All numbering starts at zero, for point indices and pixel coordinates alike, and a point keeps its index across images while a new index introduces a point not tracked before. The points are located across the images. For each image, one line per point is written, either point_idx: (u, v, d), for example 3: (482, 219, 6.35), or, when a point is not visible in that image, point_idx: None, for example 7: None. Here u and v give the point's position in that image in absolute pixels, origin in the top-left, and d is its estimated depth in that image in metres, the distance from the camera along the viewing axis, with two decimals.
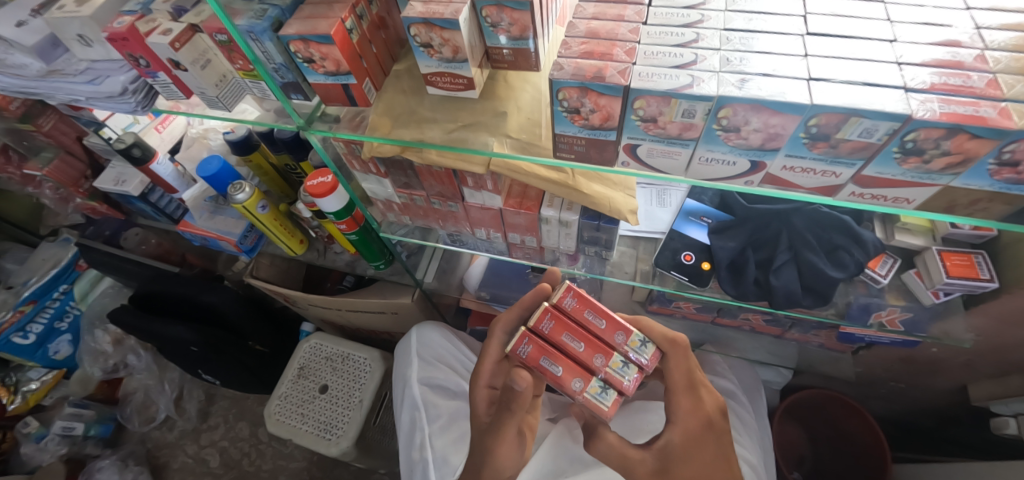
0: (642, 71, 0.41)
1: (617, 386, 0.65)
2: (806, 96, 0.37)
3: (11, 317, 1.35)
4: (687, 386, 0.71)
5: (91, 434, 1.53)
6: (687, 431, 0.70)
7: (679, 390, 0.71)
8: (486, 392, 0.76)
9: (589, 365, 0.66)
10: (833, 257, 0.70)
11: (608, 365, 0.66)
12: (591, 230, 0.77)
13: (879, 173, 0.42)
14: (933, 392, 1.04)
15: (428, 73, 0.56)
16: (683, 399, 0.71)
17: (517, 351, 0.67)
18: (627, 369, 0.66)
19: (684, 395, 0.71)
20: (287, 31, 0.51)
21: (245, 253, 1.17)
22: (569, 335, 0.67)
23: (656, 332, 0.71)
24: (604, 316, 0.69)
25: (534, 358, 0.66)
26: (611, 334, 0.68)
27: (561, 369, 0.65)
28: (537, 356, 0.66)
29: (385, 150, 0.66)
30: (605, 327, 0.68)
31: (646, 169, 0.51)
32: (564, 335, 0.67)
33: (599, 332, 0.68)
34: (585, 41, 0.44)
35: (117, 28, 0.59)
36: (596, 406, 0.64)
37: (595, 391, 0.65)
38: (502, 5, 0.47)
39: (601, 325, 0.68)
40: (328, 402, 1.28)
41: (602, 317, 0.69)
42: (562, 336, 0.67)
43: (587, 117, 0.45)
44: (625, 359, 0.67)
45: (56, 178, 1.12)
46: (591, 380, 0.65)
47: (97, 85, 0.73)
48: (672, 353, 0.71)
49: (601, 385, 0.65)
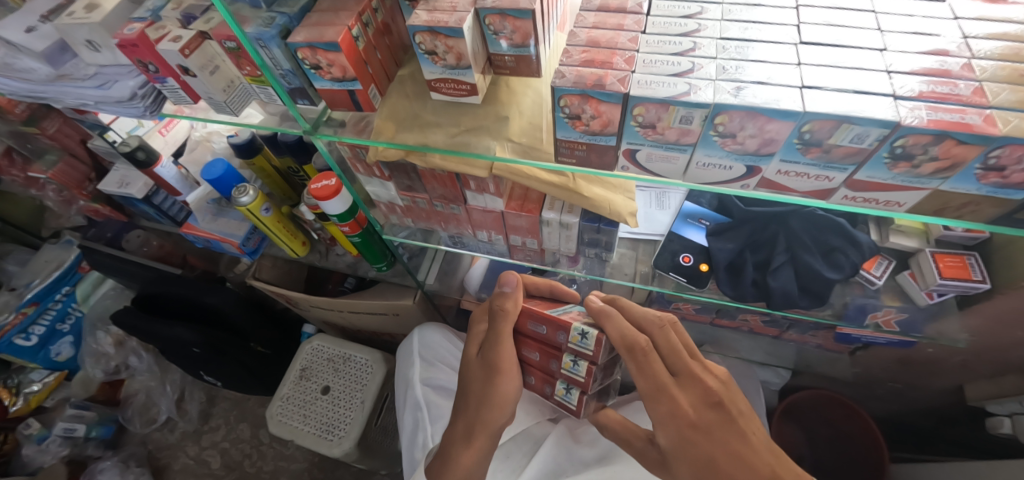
0: (641, 79, 0.42)
1: (576, 383, 0.70)
2: (799, 104, 0.39)
3: (12, 320, 1.34)
4: (656, 390, 0.61)
5: (92, 436, 1.55)
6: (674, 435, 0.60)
7: (646, 396, 0.62)
8: (483, 331, 0.82)
9: (550, 371, 0.75)
10: (829, 259, 0.72)
11: (562, 367, 0.71)
12: (592, 232, 0.78)
13: (871, 177, 0.43)
14: (931, 392, 1.05)
15: (431, 79, 0.57)
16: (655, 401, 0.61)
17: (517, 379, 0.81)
18: (579, 367, 0.68)
19: (653, 402, 0.61)
20: (296, 39, 0.52)
21: (249, 255, 1.19)
22: (527, 349, 0.76)
23: (611, 332, 0.65)
24: (544, 322, 0.72)
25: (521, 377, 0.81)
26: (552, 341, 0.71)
27: (534, 379, 0.78)
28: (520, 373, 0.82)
29: (389, 154, 0.68)
30: (547, 332, 0.72)
31: (646, 174, 0.52)
32: (525, 351, 0.77)
33: (545, 337, 0.73)
34: (586, 50, 0.45)
35: (128, 34, 0.61)
36: (568, 403, 0.73)
37: (562, 393, 0.73)
38: (504, 13, 0.49)
39: (544, 332, 0.72)
40: (330, 404, 1.29)
41: (543, 323, 0.72)
42: (524, 352, 0.77)
43: (588, 123, 0.46)
44: (573, 357, 0.69)
45: (60, 181, 1.13)
46: (556, 384, 0.73)
47: (105, 90, 0.74)
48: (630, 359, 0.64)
49: (564, 386, 0.72)
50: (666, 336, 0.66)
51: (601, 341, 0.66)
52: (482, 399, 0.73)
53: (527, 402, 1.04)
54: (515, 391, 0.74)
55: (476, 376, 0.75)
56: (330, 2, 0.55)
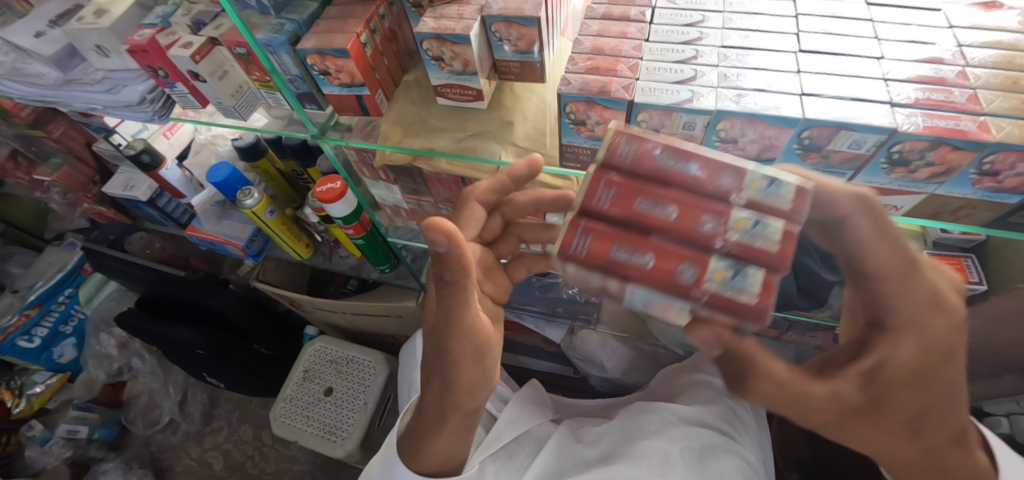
0: (644, 87, 0.43)
1: (752, 256, 0.39)
2: (799, 111, 0.40)
3: (16, 321, 1.35)
4: (913, 272, 0.42)
5: (96, 437, 1.56)
6: (882, 395, 0.44)
7: (898, 282, 0.42)
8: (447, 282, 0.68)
9: (692, 243, 0.40)
10: (827, 261, 0.72)
11: (729, 229, 0.39)
12: None
13: (869, 182, 0.45)
14: None
15: (438, 85, 0.58)
16: (862, 354, 0.44)
17: (571, 250, 0.41)
18: (721, 314, 0.41)
19: (905, 294, 0.42)
20: (305, 45, 0.53)
21: (251, 256, 1.20)
22: (644, 203, 0.40)
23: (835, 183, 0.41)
24: (691, 156, 0.40)
25: (602, 254, 0.40)
26: (674, 273, 0.39)
27: (657, 265, 0.39)
28: (603, 254, 0.40)
29: (395, 158, 0.68)
30: (701, 171, 0.40)
31: None
32: (636, 205, 0.40)
33: (690, 181, 0.40)
34: (591, 57, 0.46)
35: (138, 40, 0.62)
36: (729, 301, 0.39)
37: (719, 286, 0.39)
38: (510, 21, 0.50)
39: (695, 170, 0.40)
40: (333, 405, 1.30)
41: (694, 157, 0.40)
42: (628, 216, 0.40)
43: (592, 129, 0.47)
44: (754, 213, 0.40)
45: (65, 184, 1.13)
46: (708, 267, 0.39)
47: (114, 94, 0.75)
48: (867, 218, 0.41)
49: (722, 266, 0.40)
50: (862, 223, 0.41)
51: (792, 240, 0.39)
52: (435, 393, 0.64)
53: (529, 403, 1.05)
54: (482, 370, 0.62)
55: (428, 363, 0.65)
56: (338, 10, 0.57)
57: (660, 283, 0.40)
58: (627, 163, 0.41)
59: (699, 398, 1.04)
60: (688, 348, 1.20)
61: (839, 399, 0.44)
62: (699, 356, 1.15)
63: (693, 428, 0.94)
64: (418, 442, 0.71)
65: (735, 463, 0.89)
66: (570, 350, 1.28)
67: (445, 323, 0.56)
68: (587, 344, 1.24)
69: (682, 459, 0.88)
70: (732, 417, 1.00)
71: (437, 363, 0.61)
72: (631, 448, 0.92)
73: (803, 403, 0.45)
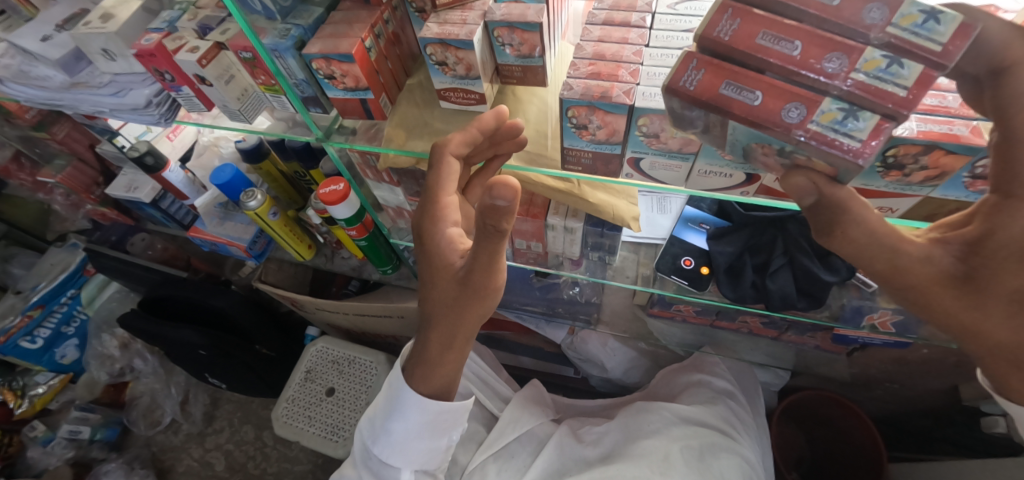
0: (645, 92, 0.44)
1: (876, 95, 0.35)
2: None
3: (19, 322, 1.36)
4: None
5: (97, 438, 1.57)
6: (995, 284, 0.35)
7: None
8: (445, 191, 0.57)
9: (815, 74, 0.36)
10: (826, 262, 0.73)
11: (858, 67, 0.36)
12: (596, 236, 0.81)
13: (866, 185, 0.46)
14: (928, 392, 1.07)
15: (442, 89, 0.59)
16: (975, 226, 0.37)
17: (678, 84, 0.38)
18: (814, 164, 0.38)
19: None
20: (311, 50, 0.54)
21: (254, 258, 1.20)
22: (765, 36, 0.37)
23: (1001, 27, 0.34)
24: None
25: (708, 88, 0.37)
26: (775, 111, 0.36)
27: (763, 97, 0.36)
28: (712, 84, 0.37)
29: (400, 161, 0.69)
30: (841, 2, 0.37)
31: (649, 181, 0.54)
32: (759, 34, 0.37)
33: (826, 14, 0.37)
34: (592, 62, 0.47)
35: (145, 45, 0.63)
36: (838, 145, 0.35)
37: (830, 125, 0.35)
38: (513, 26, 0.51)
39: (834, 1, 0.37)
40: (335, 405, 1.31)
41: None
42: (749, 43, 0.37)
43: (594, 133, 0.48)
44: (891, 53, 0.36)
45: (68, 185, 1.14)
46: (823, 103, 0.36)
47: (122, 98, 0.76)
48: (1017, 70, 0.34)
49: (837, 105, 0.36)
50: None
51: (885, 137, 0.35)
52: (453, 324, 0.55)
53: (530, 403, 1.06)
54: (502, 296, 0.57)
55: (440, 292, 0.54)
56: (343, 15, 0.58)
57: (756, 119, 0.36)
58: (726, 38, 0.38)
59: (698, 398, 1.04)
60: (687, 348, 1.21)
61: (932, 264, 0.37)
62: (698, 356, 1.16)
63: (692, 427, 0.95)
64: (425, 370, 0.62)
65: (735, 462, 0.89)
66: (571, 350, 1.28)
67: (490, 250, 0.47)
68: (588, 344, 1.24)
69: (681, 458, 0.89)
70: (731, 417, 1.00)
71: (467, 292, 0.52)
72: (630, 448, 0.93)
73: (894, 261, 0.37)
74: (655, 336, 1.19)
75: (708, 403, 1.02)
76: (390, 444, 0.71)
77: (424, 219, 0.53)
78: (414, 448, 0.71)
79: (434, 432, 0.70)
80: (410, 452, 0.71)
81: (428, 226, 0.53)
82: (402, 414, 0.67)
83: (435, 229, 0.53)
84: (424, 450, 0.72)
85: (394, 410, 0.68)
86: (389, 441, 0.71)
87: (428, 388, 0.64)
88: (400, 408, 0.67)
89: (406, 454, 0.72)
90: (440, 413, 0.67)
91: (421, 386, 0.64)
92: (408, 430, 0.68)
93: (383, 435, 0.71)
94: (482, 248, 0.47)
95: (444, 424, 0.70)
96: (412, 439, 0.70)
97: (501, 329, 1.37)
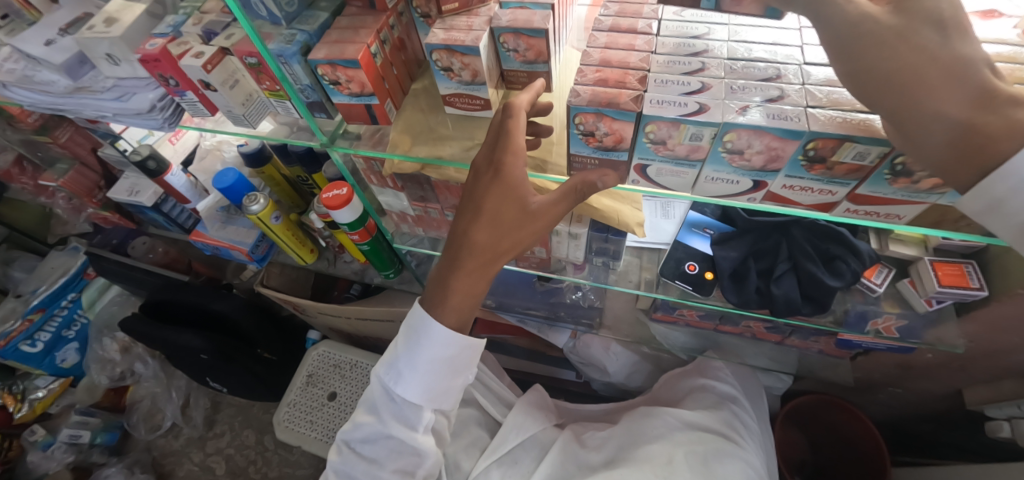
0: (654, 98, 0.44)
1: None
2: (805, 123, 0.41)
3: (20, 326, 1.36)
4: None
5: (97, 443, 1.55)
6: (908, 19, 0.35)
7: None
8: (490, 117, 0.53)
9: None
10: (831, 266, 0.73)
11: None
12: (600, 241, 0.83)
13: (872, 192, 0.46)
14: (930, 396, 1.07)
15: (447, 94, 0.59)
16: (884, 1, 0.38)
17: None
18: None
19: None
20: (317, 56, 0.54)
21: (257, 262, 1.19)
22: None
23: None
24: None
25: None
26: None
27: None
28: None
29: (405, 167, 0.69)
30: None
31: (655, 187, 0.54)
32: None
33: None
34: (599, 69, 0.47)
35: (150, 50, 0.63)
36: None
37: None
38: (519, 32, 0.51)
39: None
40: (337, 410, 1.31)
41: None
42: None
43: (601, 139, 0.48)
44: None
45: (71, 189, 1.14)
46: None
47: (124, 102, 0.76)
48: None
49: None
50: None
51: None
52: (505, 252, 0.54)
53: (533, 409, 1.05)
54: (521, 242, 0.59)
55: (505, 222, 0.52)
56: (349, 21, 0.58)
57: None
58: None
59: (702, 403, 1.04)
60: (690, 353, 1.20)
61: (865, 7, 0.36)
62: (701, 360, 1.16)
63: (695, 433, 0.94)
64: (459, 299, 0.56)
65: (741, 468, 0.88)
66: (573, 354, 1.29)
67: (576, 199, 0.51)
68: (591, 348, 1.24)
69: (685, 462, 0.88)
70: (735, 423, 0.99)
71: (533, 224, 0.52)
72: (635, 452, 0.92)
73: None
74: (658, 340, 1.18)
75: (712, 408, 1.02)
76: (411, 379, 0.60)
77: (501, 147, 0.49)
78: (434, 385, 0.61)
79: (454, 370, 0.61)
80: (432, 390, 0.61)
81: (505, 156, 0.49)
82: (430, 339, 0.57)
83: (512, 160, 0.49)
84: (443, 391, 0.62)
85: (420, 334, 0.58)
86: (413, 374, 0.60)
87: (455, 321, 0.58)
88: (429, 332, 0.57)
89: (428, 391, 0.61)
90: (465, 348, 0.60)
91: (452, 318, 0.57)
92: (432, 361, 0.59)
93: (403, 370, 0.60)
94: (572, 194, 0.51)
95: (466, 360, 0.61)
96: (436, 373, 0.60)
97: (503, 333, 1.37)
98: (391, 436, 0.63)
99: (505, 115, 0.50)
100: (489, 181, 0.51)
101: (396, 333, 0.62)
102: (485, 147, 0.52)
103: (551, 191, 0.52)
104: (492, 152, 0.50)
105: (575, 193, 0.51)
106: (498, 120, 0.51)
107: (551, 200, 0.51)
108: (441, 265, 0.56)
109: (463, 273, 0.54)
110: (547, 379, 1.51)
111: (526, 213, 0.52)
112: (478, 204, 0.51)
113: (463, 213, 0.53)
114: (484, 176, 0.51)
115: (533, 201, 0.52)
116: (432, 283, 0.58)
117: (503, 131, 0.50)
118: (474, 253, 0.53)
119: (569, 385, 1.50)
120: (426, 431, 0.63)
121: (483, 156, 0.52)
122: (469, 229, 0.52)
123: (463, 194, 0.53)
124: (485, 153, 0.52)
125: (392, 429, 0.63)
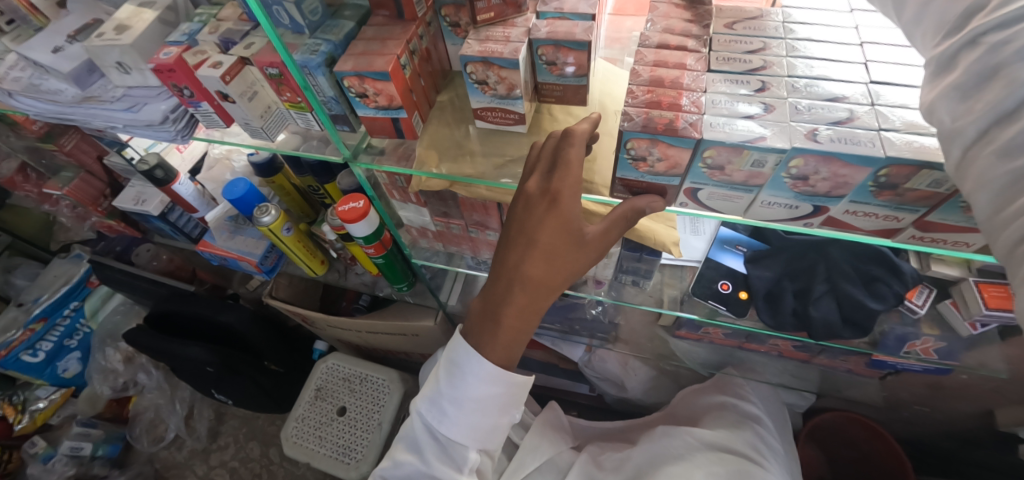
0: (712, 122, 0.41)
1: None
2: (881, 148, 0.37)
3: (21, 336, 1.33)
4: None
5: (99, 455, 1.51)
6: None
7: None
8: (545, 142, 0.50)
9: None
10: (871, 288, 0.69)
11: None
12: (631, 260, 0.81)
13: (943, 219, 0.43)
14: (959, 415, 1.04)
15: (478, 108, 0.56)
16: None
17: None
18: None
19: None
20: (344, 68, 0.51)
21: (265, 273, 1.15)
22: None
23: None
24: None
25: None
26: None
27: None
28: None
29: (432, 184, 0.65)
30: None
31: (704, 210, 0.51)
32: None
33: None
34: (650, 89, 0.44)
35: (164, 59, 0.60)
36: None
37: None
38: (559, 44, 0.48)
39: None
40: (346, 425, 1.27)
41: None
42: None
43: (652, 165, 0.45)
44: None
45: (76, 198, 1.10)
46: None
47: (135, 112, 0.73)
48: None
49: None
50: None
51: None
52: (557, 283, 0.50)
53: (549, 430, 1.01)
54: None
55: (559, 254, 0.48)
56: (375, 31, 0.55)
57: None
58: None
59: (725, 422, 1.01)
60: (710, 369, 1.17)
61: None
62: (722, 377, 1.13)
63: (720, 453, 0.90)
64: (508, 335, 0.52)
65: None
66: (588, 368, 1.26)
67: (626, 225, 0.49)
68: (606, 362, 1.23)
69: None
70: (759, 443, 0.95)
71: (588, 256, 0.49)
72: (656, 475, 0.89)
73: None
74: (678, 355, 1.15)
75: (735, 428, 0.98)
76: (455, 417, 0.57)
77: (557, 177, 0.46)
78: (479, 424, 0.58)
79: (499, 406, 0.57)
80: (478, 428, 0.58)
81: (561, 187, 0.46)
82: (474, 376, 0.54)
83: (568, 192, 0.46)
84: (488, 429, 0.58)
85: (462, 369, 0.55)
86: (456, 411, 0.57)
87: (503, 357, 0.54)
88: (473, 369, 0.54)
89: (473, 429, 0.58)
90: (510, 385, 0.56)
91: (500, 354, 0.53)
92: (477, 397, 0.55)
93: (447, 408, 0.57)
94: (623, 221, 0.48)
95: (511, 397, 0.58)
96: (480, 411, 0.57)
97: None
98: (433, 476, 0.60)
99: (562, 142, 0.47)
100: (544, 213, 0.47)
101: (437, 368, 0.59)
102: (538, 175, 0.48)
103: (603, 219, 0.49)
104: (547, 182, 0.47)
105: (625, 220, 0.48)
106: (552, 146, 0.48)
107: (602, 228, 0.48)
108: (488, 296, 0.52)
109: (513, 308, 0.50)
110: (559, 392, 1.49)
111: (579, 245, 0.48)
112: (531, 236, 0.47)
113: (513, 245, 0.49)
114: (537, 207, 0.47)
115: (587, 231, 0.48)
116: (478, 315, 0.54)
117: (559, 159, 0.47)
118: (526, 287, 0.49)
119: (581, 398, 1.48)
120: (471, 472, 0.59)
121: (536, 185, 0.48)
122: (521, 262, 0.48)
123: (513, 223, 0.49)
124: (538, 181, 0.48)
125: (435, 471, 0.59)
